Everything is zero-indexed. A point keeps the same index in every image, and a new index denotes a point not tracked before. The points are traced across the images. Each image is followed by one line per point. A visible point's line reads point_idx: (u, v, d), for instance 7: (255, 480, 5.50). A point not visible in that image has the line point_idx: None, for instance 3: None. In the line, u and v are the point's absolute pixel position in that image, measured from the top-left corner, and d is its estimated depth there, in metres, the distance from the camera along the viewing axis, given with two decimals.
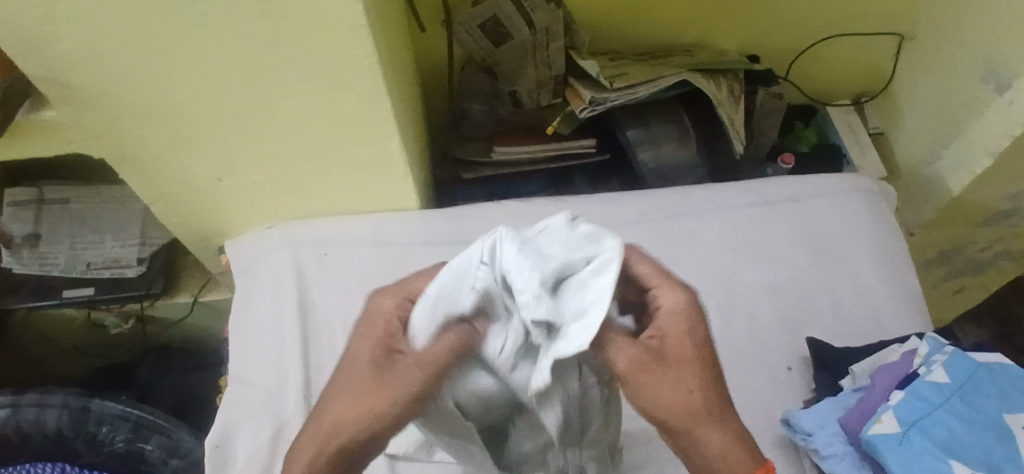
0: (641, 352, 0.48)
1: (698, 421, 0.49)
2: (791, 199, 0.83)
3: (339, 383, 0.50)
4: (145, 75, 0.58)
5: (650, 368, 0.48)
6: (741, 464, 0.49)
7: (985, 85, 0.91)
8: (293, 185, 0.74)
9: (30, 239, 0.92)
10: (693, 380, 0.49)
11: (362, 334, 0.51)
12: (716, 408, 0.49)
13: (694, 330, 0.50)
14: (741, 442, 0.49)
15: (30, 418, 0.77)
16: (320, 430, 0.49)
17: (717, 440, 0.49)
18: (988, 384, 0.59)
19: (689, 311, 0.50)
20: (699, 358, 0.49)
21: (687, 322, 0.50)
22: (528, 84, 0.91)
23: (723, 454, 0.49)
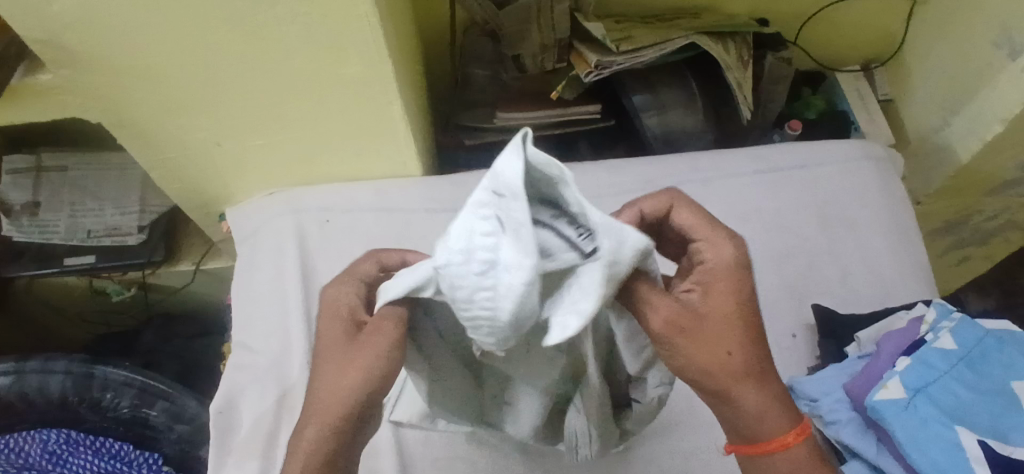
0: (675, 311, 0.46)
1: (736, 382, 0.48)
2: (799, 166, 0.82)
3: (321, 365, 0.50)
4: (143, 35, 0.57)
5: (691, 332, 0.47)
6: (776, 426, 0.49)
7: (998, 50, 0.89)
8: (295, 149, 0.73)
9: (29, 206, 0.92)
10: (732, 343, 0.48)
11: (327, 318, 0.52)
12: (756, 370, 0.48)
13: (737, 288, 0.49)
14: (776, 400, 0.49)
15: (33, 384, 0.77)
16: (314, 410, 0.48)
17: (752, 400, 0.48)
18: (996, 350, 0.58)
19: (735, 268, 0.49)
20: (741, 319, 0.48)
21: (733, 277, 0.49)
22: (532, 49, 0.89)
23: (759, 412, 0.48)
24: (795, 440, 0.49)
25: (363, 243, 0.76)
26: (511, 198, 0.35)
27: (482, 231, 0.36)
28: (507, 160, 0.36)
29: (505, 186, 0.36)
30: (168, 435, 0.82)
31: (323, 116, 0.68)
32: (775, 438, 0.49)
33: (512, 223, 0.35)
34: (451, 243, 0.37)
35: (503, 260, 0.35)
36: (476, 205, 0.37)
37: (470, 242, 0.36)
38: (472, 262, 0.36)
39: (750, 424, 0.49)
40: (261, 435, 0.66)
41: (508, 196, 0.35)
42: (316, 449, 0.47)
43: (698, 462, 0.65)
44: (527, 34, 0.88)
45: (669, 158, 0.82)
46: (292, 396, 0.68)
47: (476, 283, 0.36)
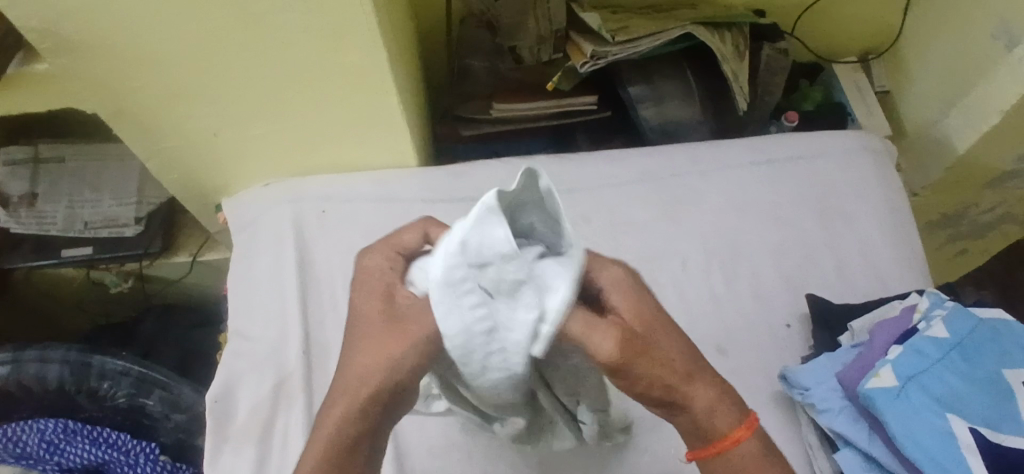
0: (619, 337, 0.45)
1: (682, 383, 0.48)
2: (796, 156, 0.82)
3: (360, 338, 0.49)
4: (139, 24, 0.57)
5: (633, 350, 0.46)
6: (728, 420, 0.49)
7: (996, 41, 0.89)
8: (292, 138, 0.73)
9: (27, 197, 0.92)
10: (667, 348, 0.47)
11: (364, 292, 0.51)
12: (693, 365, 0.48)
13: (649, 297, 0.49)
14: (722, 395, 0.49)
15: (31, 373, 0.78)
16: (343, 382, 0.48)
17: (701, 395, 0.48)
18: (989, 339, 0.58)
19: (637, 281, 0.49)
20: (665, 323, 0.48)
21: (637, 293, 0.49)
22: (529, 39, 0.90)
23: (711, 408, 0.48)
24: (746, 434, 0.49)
25: (360, 233, 0.76)
26: (499, 264, 0.43)
27: (476, 302, 0.43)
28: (490, 226, 0.42)
29: (490, 254, 0.42)
30: (165, 425, 0.82)
31: (318, 106, 0.68)
32: (729, 434, 0.49)
33: (501, 289, 0.43)
34: (451, 321, 0.43)
35: (506, 324, 0.43)
36: (463, 278, 0.42)
37: (469, 312, 0.43)
38: (479, 331, 0.43)
39: (706, 423, 0.48)
40: (258, 423, 0.66)
41: (494, 262, 0.43)
42: (347, 422, 0.47)
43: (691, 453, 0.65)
44: (524, 24, 0.90)
45: (666, 149, 0.82)
46: (290, 384, 0.68)
47: (487, 347, 0.43)
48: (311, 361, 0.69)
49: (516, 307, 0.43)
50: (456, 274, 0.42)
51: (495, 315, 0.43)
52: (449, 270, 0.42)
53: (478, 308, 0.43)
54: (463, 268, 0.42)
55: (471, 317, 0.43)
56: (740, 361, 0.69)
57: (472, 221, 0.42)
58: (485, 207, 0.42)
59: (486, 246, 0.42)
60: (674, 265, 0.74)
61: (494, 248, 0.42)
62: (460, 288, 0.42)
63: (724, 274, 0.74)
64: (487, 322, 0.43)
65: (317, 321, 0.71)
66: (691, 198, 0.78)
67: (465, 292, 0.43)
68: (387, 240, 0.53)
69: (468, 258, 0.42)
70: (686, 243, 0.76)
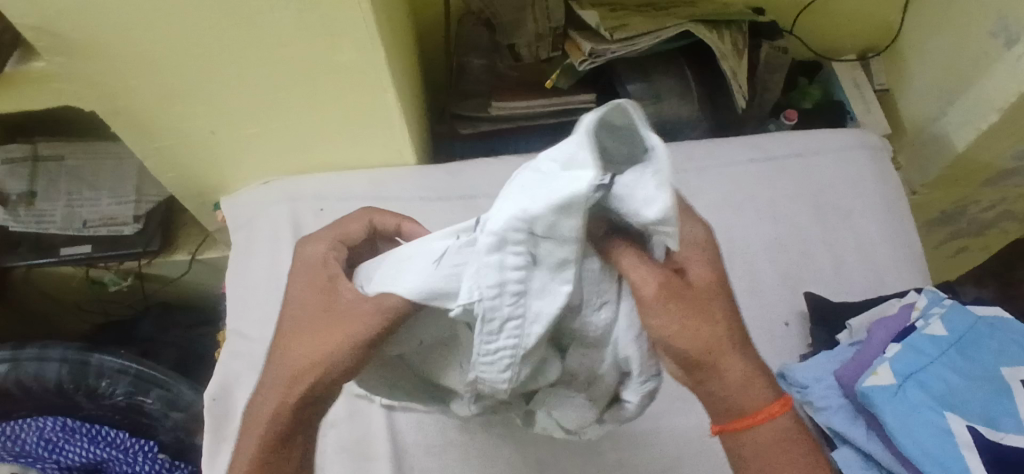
0: (664, 278, 0.41)
1: (721, 348, 0.43)
2: (794, 154, 0.82)
3: (294, 329, 0.48)
4: (136, 23, 0.56)
5: (676, 296, 0.41)
6: (762, 397, 0.43)
7: (994, 39, 0.89)
8: (289, 136, 0.73)
9: (26, 196, 0.91)
10: (714, 310, 0.43)
11: (304, 278, 0.50)
12: (740, 335, 0.44)
13: (713, 256, 0.45)
14: (760, 375, 0.44)
15: (30, 372, 0.78)
16: (279, 373, 0.47)
17: (736, 368, 0.43)
18: (986, 336, 0.58)
19: (705, 241, 0.45)
20: (718, 288, 0.44)
21: (709, 251, 0.45)
22: (528, 38, 0.89)
23: (744, 386, 0.43)
24: (782, 410, 0.44)
25: None
26: (556, 242, 0.38)
27: (518, 265, 0.39)
28: (563, 217, 0.37)
29: (557, 231, 0.38)
30: (164, 424, 0.82)
31: (314, 104, 0.68)
32: (763, 411, 0.44)
33: (548, 262, 0.39)
34: (488, 273, 0.39)
35: (541, 294, 0.40)
36: (521, 239, 0.38)
37: (509, 272, 0.39)
38: (511, 292, 0.39)
39: (736, 399, 0.43)
40: None
41: (552, 239, 0.38)
42: (279, 417, 0.46)
43: (690, 452, 0.65)
44: (522, 23, 0.88)
45: (664, 147, 0.82)
46: None
47: (511, 314, 0.40)
48: None
49: (551, 281, 0.40)
50: (515, 233, 0.38)
51: (535, 283, 0.40)
52: (507, 227, 0.38)
53: (521, 271, 0.39)
54: (524, 231, 0.38)
55: (507, 276, 0.39)
56: None
57: (553, 188, 0.37)
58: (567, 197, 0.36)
59: (555, 226, 0.38)
60: None
61: (564, 228, 0.38)
62: (511, 247, 0.38)
63: None
64: (523, 288, 0.39)
65: None
66: (689, 196, 0.78)
67: (514, 252, 0.39)
68: (334, 227, 0.53)
69: (534, 227, 0.38)
70: None
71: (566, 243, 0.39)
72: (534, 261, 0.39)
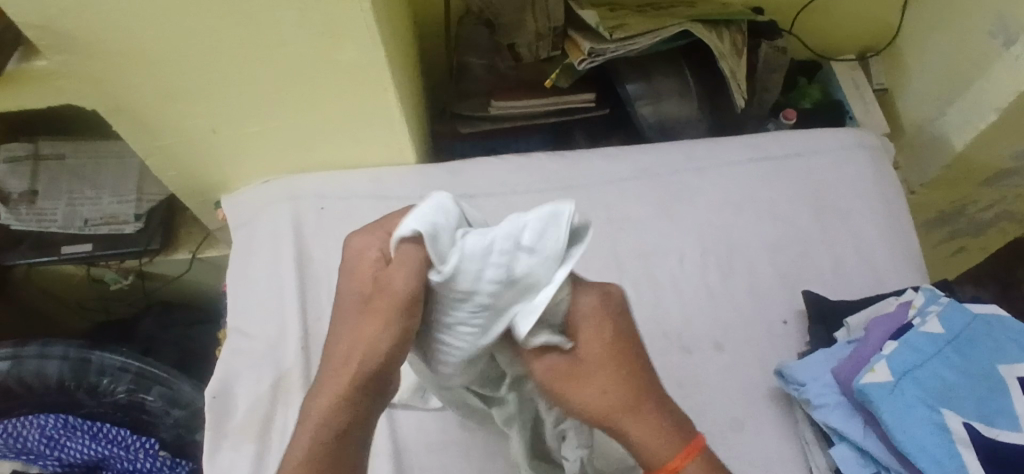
0: (556, 362, 0.48)
1: (620, 412, 0.47)
2: (793, 153, 0.82)
3: (342, 321, 0.49)
4: (137, 22, 0.57)
5: (564, 376, 0.48)
6: (665, 449, 0.47)
7: (993, 39, 0.89)
8: (290, 136, 0.74)
9: (28, 194, 0.92)
10: (608, 378, 0.48)
11: (348, 275, 0.50)
12: (635, 397, 0.48)
13: (604, 325, 0.49)
14: (662, 429, 0.47)
15: (32, 369, 0.78)
16: (337, 366, 0.48)
17: (636, 427, 0.47)
18: (983, 334, 0.59)
19: (600, 314, 0.49)
20: (610, 358, 0.48)
21: (607, 323, 0.49)
22: (528, 37, 0.90)
23: (644, 441, 0.47)
24: (683, 461, 0.47)
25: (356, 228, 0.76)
26: (539, 259, 0.46)
27: (495, 277, 0.46)
28: (551, 229, 0.47)
29: (540, 247, 0.46)
30: (164, 421, 0.82)
31: (314, 105, 0.69)
32: (664, 464, 0.47)
33: (525, 279, 0.46)
34: (469, 275, 0.46)
35: (507, 306, 0.47)
36: (504, 251, 0.46)
37: (487, 279, 0.46)
38: (476, 299, 0.46)
39: (642, 453, 0.48)
40: (256, 419, 0.67)
41: (537, 254, 0.46)
42: (337, 407, 0.46)
43: None
44: (520, 24, 0.89)
45: (664, 146, 0.82)
46: (287, 380, 0.69)
47: (475, 312, 0.47)
48: (309, 356, 0.70)
49: (515, 299, 0.47)
50: (501, 244, 0.46)
51: (504, 294, 0.46)
52: (495, 240, 0.46)
53: (495, 282, 0.46)
54: (510, 246, 0.46)
55: (483, 282, 0.46)
56: (737, 358, 0.69)
57: (540, 214, 0.47)
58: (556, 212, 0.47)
59: (540, 241, 0.46)
60: (671, 263, 0.74)
61: (545, 246, 0.46)
62: (494, 258, 0.46)
63: (721, 270, 0.74)
64: (490, 296, 0.46)
65: (315, 318, 0.72)
66: (688, 195, 0.79)
67: (495, 264, 0.46)
68: (380, 224, 0.52)
69: (522, 237, 0.46)
70: (684, 239, 0.76)
71: (545, 263, 0.46)
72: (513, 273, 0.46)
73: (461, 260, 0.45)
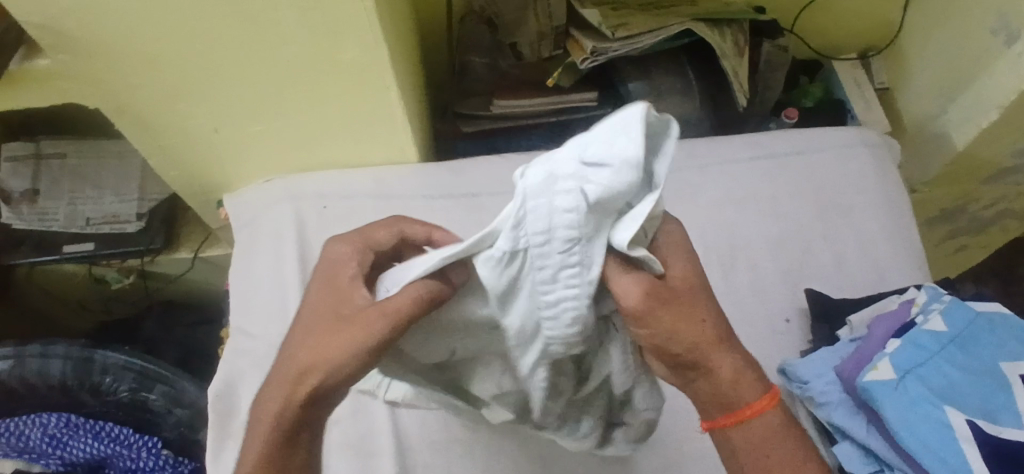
0: (652, 285, 0.43)
1: (711, 348, 0.46)
2: (794, 152, 0.82)
3: (309, 326, 0.50)
4: (140, 22, 0.57)
5: (667, 301, 0.43)
6: (751, 391, 0.47)
7: (994, 37, 0.89)
8: (293, 136, 0.73)
9: (29, 194, 0.92)
10: (703, 310, 0.45)
11: (323, 279, 0.52)
12: (725, 332, 0.47)
13: (692, 253, 0.46)
14: (746, 367, 0.47)
15: (34, 369, 0.78)
16: (291, 374, 0.48)
17: (727, 363, 0.46)
18: (987, 331, 0.59)
19: (682, 241, 0.46)
20: (700, 289, 0.45)
21: (691, 254, 0.46)
22: (529, 36, 0.90)
23: (734, 381, 0.46)
24: (769, 404, 0.48)
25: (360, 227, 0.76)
26: (613, 170, 0.38)
27: (569, 206, 0.39)
28: (620, 132, 0.38)
29: (611, 157, 0.38)
30: (167, 419, 0.82)
31: (318, 103, 0.69)
32: (749, 405, 0.47)
33: (604, 200, 0.38)
34: (539, 219, 0.39)
35: (594, 232, 0.40)
36: (569, 175, 0.38)
37: (560, 214, 0.39)
38: (556, 234, 0.40)
39: (727, 393, 0.47)
40: None
41: (610, 166, 0.38)
42: (284, 411, 0.48)
43: (690, 449, 0.66)
44: (522, 22, 0.90)
45: None
46: None
47: (566, 252, 0.40)
48: None
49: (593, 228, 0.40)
50: (566, 167, 0.39)
51: (590, 220, 0.39)
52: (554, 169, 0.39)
53: (570, 218, 0.39)
54: (575, 166, 0.39)
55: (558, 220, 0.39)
56: None
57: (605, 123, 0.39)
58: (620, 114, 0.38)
59: (610, 150, 0.38)
60: None
61: (615, 153, 0.38)
62: (561, 185, 0.39)
63: (723, 268, 0.74)
64: (563, 233, 0.40)
65: None
66: (690, 194, 0.79)
67: (564, 190, 0.39)
68: (363, 236, 0.54)
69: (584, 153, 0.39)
70: None
71: (620, 172, 0.38)
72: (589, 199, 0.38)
73: (523, 206, 0.39)
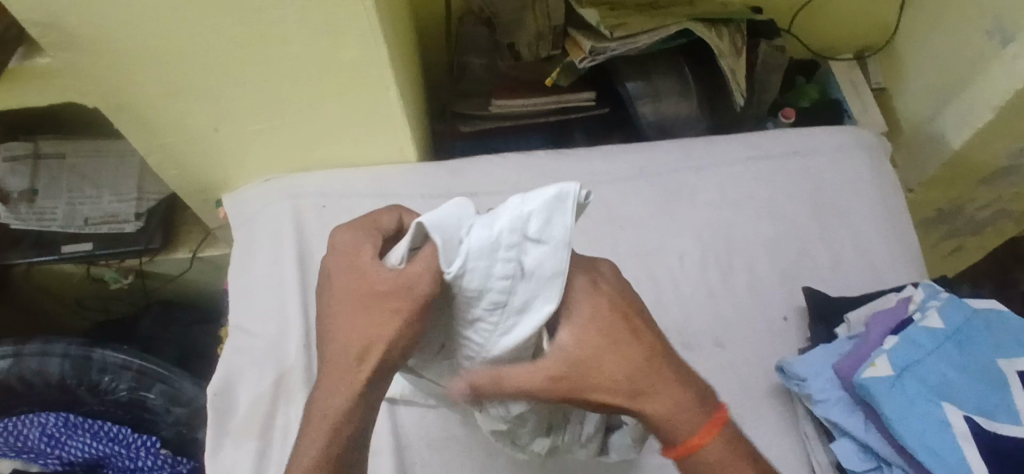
0: (547, 366, 0.47)
1: (630, 403, 0.49)
2: (792, 152, 0.83)
3: (350, 313, 0.50)
4: (139, 19, 0.57)
5: (577, 374, 0.48)
6: (687, 425, 0.49)
7: (990, 38, 0.89)
8: (292, 135, 0.74)
9: (27, 193, 0.92)
10: (610, 372, 0.48)
11: (342, 264, 0.51)
12: (646, 383, 0.49)
13: (597, 310, 0.49)
14: (677, 406, 0.49)
15: (32, 367, 0.78)
16: (348, 361, 0.49)
17: (652, 409, 0.49)
18: (983, 329, 0.59)
19: (591, 297, 0.49)
20: (610, 346, 0.49)
21: (590, 314, 0.49)
22: (528, 37, 0.89)
23: (666, 419, 0.49)
24: (709, 437, 0.49)
25: None
26: (547, 249, 0.46)
27: (506, 273, 0.46)
28: (556, 217, 0.46)
29: (547, 238, 0.46)
30: (165, 419, 0.82)
31: (317, 102, 0.69)
32: (685, 441, 0.49)
33: (536, 271, 0.47)
34: (481, 275, 0.46)
35: (523, 293, 0.47)
36: (511, 244, 0.46)
37: (496, 276, 0.46)
38: (495, 295, 0.47)
39: (663, 432, 0.49)
40: (258, 417, 0.67)
41: (545, 245, 0.46)
42: (352, 399, 0.48)
43: None
44: (520, 24, 0.89)
45: (663, 144, 0.82)
46: (289, 378, 0.69)
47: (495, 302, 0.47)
48: (310, 353, 0.70)
49: (534, 297, 0.47)
50: (508, 237, 0.46)
51: (518, 282, 0.47)
52: (500, 233, 0.46)
53: (506, 279, 0.46)
54: (516, 237, 0.46)
55: (494, 281, 0.46)
56: (738, 355, 0.70)
57: (546, 202, 0.46)
58: (561, 197, 0.46)
59: (548, 227, 0.46)
60: (671, 261, 0.74)
61: (552, 235, 0.46)
62: (502, 254, 0.46)
63: (721, 268, 0.74)
64: (508, 295, 0.47)
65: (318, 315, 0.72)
66: (688, 193, 0.79)
67: (503, 260, 0.46)
68: (367, 218, 0.54)
69: (527, 229, 0.46)
70: (684, 237, 0.76)
71: (557, 249, 0.47)
72: (524, 264, 0.46)
73: (473, 257, 0.46)
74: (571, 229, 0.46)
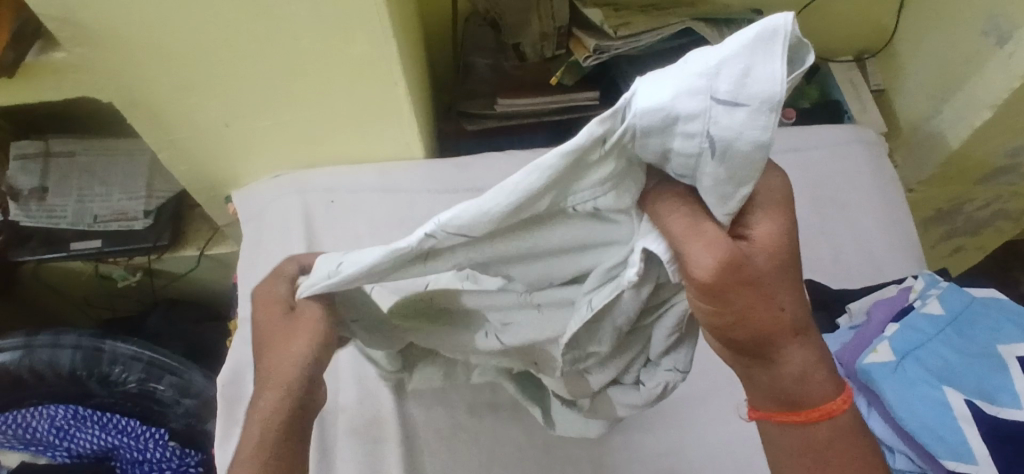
0: (730, 257, 0.36)
1: (786, 339, 0.39)
2: (792, 149, 0.84)
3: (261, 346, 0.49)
4: (155, 16, 0.58)
5: (741, 281, 0.36)
6: (821, 390, 0.41)
7: (986, 38, 0.91)
8: (305, 130, 0.75)
9: (38, 191, 0.93)
10: (784, 292, 0.38)
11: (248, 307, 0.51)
12: (804, 323, 0.40)
13: (790, 218, 0.39)
14: (822, 365, 0.41)
15: (43, 358, 0.80)
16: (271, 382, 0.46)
17: (799, 356, 0.40)
18: (982, 315, 0.60)
19: (784, 200, 0.40)
20: (789, 263, 0.39)
21: (786, 219, 0.39)
22: (533, 37, 0.91)
23: (804, 375, 0.41)
24: (841, 408, 0.42)
25: (366, 222, 0.78)
26: (746, 114, 0.32)
27: (690, 146, 0.34)
28: (764, 64, 0.31)
29: (748, 97, 0.31)
30: (175, 410, 0.83)
31: (328, 97, 0.70)
32: (819, 406, 0.42)
33: (731, 146, 0.33)
34: (655, 146, 0.35)
35: (710, 170, 0.34)
36: (694, 113, 0.32)
37: (675, 150, 0.34)
38: (676, 166, 0.36)
39: (793, 389, 0.41)
40: None
41: (746, 108, 0.32)
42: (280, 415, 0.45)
43: (693, 434, 0.67)
44: (527, 24, 0.91)
45: None
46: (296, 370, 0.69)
47: (679, 172, 0.36)
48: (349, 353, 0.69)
49: (728, 176, 0.34)
50: (690, 104, 0.32)
51: (712, 154, 0.34)
52: (680, 97, 0.32)
53: (689, 153, 0.34)
54: (704, 101, 0.32)
55: (674, 153, 0.35)
56: None
57: (749, 44, 0.31)
58: (772, 35, 0.31)
59: (747, 84, 0.31)
60: None
61: (755, 90, 0.31)
62: (682, 127, 0.33)
63: None
64: (692, 170, 0.35)
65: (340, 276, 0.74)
66: None
67: (685, 133, 0.33)
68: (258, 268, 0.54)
69: (716, 88, 0.32)
70: None
71: (758, 117, 0.32)
72: (713, 140, 0.33)
73: (641, 133, 0.34)
74: (783, 86, 0.31)
